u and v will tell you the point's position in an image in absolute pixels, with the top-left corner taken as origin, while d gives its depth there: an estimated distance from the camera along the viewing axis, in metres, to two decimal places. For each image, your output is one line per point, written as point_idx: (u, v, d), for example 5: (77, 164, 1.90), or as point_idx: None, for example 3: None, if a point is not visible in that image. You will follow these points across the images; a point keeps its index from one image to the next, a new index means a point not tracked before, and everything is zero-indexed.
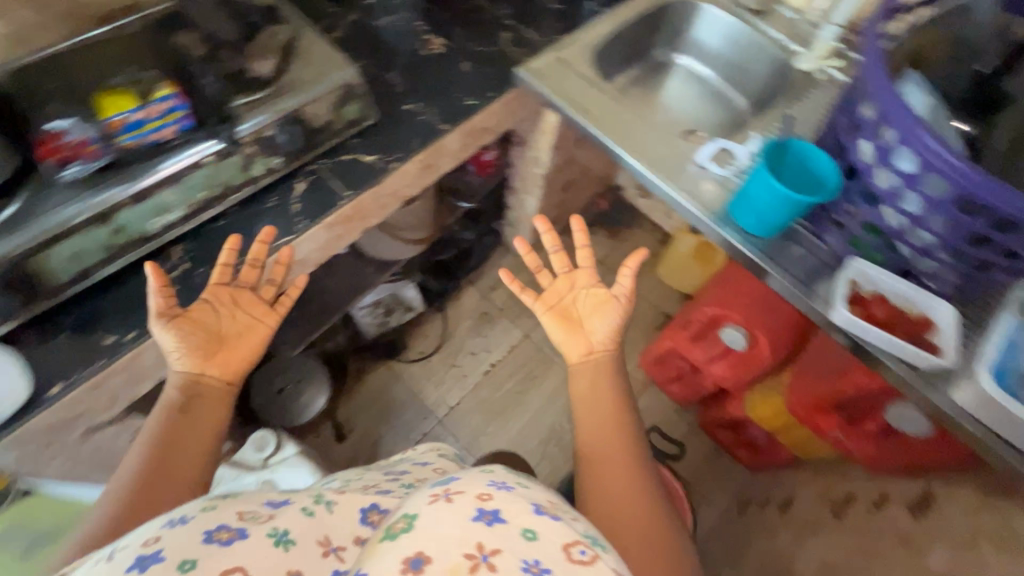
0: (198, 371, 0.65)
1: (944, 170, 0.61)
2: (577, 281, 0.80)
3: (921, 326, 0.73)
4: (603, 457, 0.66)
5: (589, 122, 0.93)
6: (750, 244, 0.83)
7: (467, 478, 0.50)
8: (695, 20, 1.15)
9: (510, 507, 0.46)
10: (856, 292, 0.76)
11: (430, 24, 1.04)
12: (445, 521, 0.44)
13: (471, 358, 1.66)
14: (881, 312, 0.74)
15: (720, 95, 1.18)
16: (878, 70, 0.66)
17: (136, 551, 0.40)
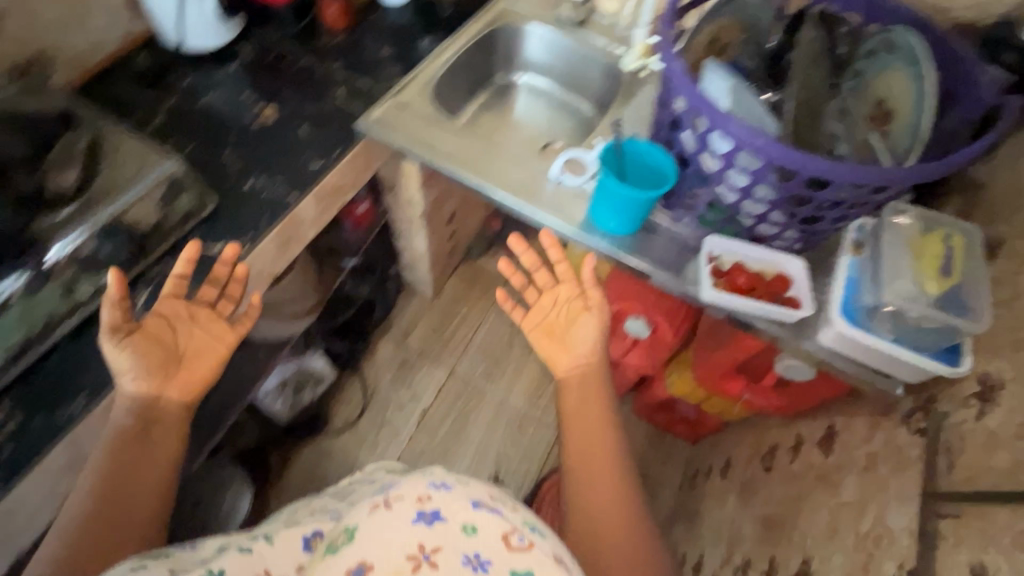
0: (155, 391, 0.69)
1: (752, 147, 0.67)
2: (561, 295, 0.84)
3: (780, 284, 0.80)
4: (594, 469, 0.72)
5: (442, 160, 0.95)
6: (621, 246, 0.87)
7: (412, 481, 0.58)
8: (524, 41, 1.21)
9: (449, 506, 0.55)
10: (719, 266, 0.81)
11: (261, 94, 1.00)
12: (390, 528, 0.53)
13: (400, 411, 1.60)
14: (744, 279, 0.80)
15: (567, 104, 1.24)
16: (679, 68, 0.72)
17: None
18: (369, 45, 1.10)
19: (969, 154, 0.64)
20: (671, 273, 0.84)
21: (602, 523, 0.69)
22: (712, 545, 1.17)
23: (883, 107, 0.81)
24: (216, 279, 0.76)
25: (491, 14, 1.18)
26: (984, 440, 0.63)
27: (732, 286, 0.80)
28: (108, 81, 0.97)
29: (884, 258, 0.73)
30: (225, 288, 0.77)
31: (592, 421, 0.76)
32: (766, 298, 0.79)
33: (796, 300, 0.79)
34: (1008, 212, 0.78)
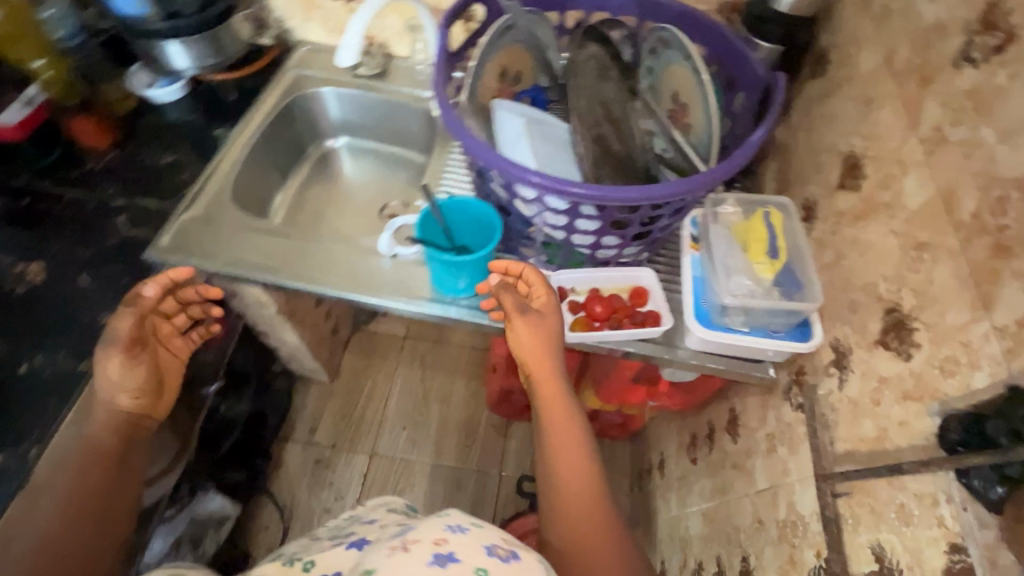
0: (143, 410, 0.76)
1: (553, 191, 0.64)
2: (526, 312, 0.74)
3: (635, 299, 0.79)
4: (563, 472, 0.71)
5: (257, 269, 0.84)
6: (476, 310, 0.82)
7: (428, 524, 0.64)
8: (327, 106, 1.12)
9: (463, 546, 0.59)
10: (571, 303, 0.79)
11: (23, 250, 0.84)
12: (404, 567, 0.55)
13: (328, 515, 1.46)
14: (598, 310, 0.78)
15: (394, 157, 1.17)
16: (460, 125, 0.68)
17: None
18: (146, 155, 0.97)
19: (752, 143, 0.64)
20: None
21: (571, 527, 0.69)
22: (669, 549, 1.15)
23: (679, 100, 0.84)
24: (183, 298, 0.81)
25: (282, 86, 1.08)
26: (850, 409, 0.64)
27: (588, 322, 0.79)
28: None
29: (717, 253, 0.73)
30: (186, 308, 0.83)
31: (558, 422, 0.73)
32: (625, 320, 0.78)
33: (655, 312, 0.78)
34: (814, 171, 0.81)
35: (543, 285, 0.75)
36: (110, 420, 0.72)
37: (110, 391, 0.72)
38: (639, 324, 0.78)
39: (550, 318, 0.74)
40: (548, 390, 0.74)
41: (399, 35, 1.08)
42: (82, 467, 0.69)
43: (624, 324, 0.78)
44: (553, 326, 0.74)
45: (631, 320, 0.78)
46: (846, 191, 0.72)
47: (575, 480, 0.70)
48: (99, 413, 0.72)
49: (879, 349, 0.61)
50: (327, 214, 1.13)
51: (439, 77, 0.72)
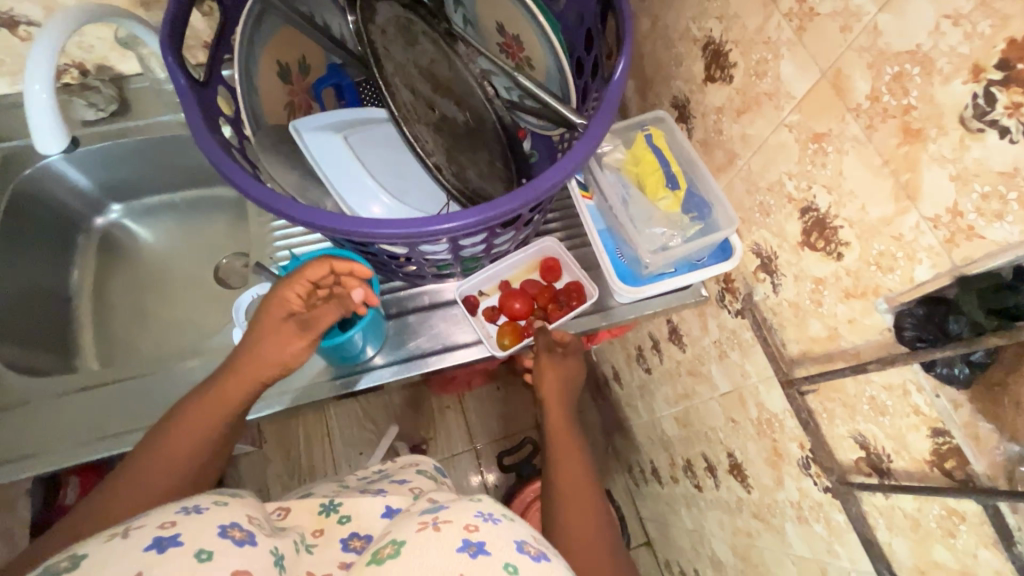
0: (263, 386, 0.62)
1: (418, 239, 0.52)
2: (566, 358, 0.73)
3: (550, 275, 0.77)
4: (565, 489, 0.62)
5: (96, 447, 0.65)
6: (387, 364, 0.70)
7: (458, 505, 0.45)
8: (71, 177, 0.83)
9: (499, 538, 0.41)
10: (490, 310, 0.76)
11: None
12: (433, 551, 0.39)
13: None
14: (516, 308, 0.75)
15: (197, 203, 0.92)
16: (274, 193, 0.50)
17: (154, 532, 0.38)
18: None
19: (618, 82, 0.54)
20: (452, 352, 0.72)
21: (574, 537, 0.57)
22: (653, 449, 1.21)
23: (507, 32, 0.71)
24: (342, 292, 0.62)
25: None
26: (792, 312, 0.63)
27: (514, 324, 0.75)
28: None
29: (614, 201, 0.67)
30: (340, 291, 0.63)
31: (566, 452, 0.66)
32: (550, 307, 0.75)
33: (575, 281, 0.76)
34: (673, 64, 0.72)
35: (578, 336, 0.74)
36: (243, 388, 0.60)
37: (275, 359, 0.60)
38: (565, 306, 0.75)
39: (571, 357, 0.73)
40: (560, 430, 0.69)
41: (114, 47, 0.78)
42: (204, 410, 0.58)
43: (549, 310, 0.76)
44: (573, 368, 0.73)
45: (555, 301, 0.76)
46: (716, 83, 0.65)
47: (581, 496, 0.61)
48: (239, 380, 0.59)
49: (806, 251, 0.58)
50: (146, 305, 0.88)
51: (203, 135, 0.51)
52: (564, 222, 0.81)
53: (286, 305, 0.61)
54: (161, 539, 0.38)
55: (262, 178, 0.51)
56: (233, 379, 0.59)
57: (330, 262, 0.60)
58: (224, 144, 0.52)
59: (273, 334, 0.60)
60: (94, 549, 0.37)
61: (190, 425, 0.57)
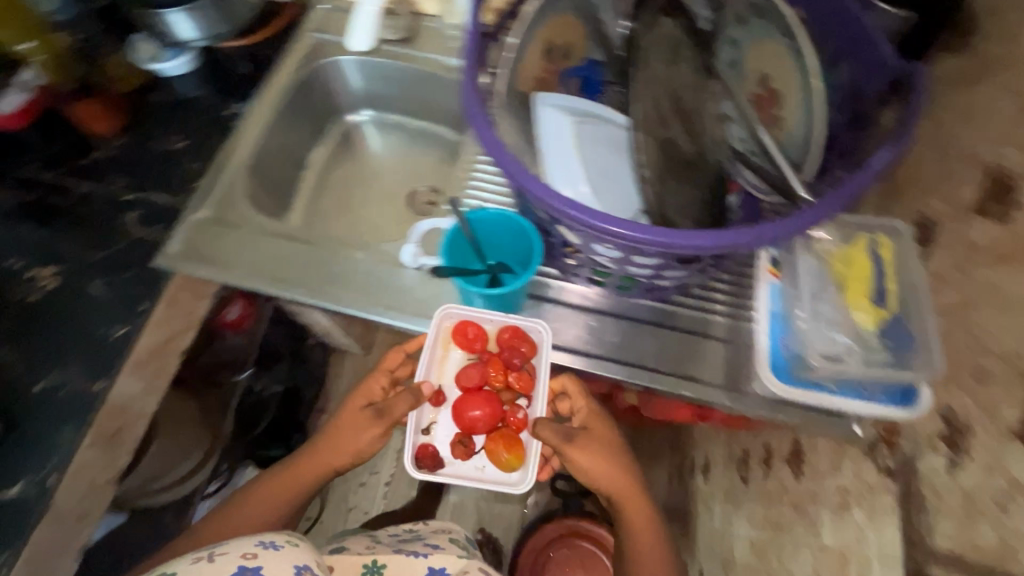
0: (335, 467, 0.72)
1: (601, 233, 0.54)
2: (604, 437, 0.71)
3: (473, 347, 0.73)
4: None
5: (275, 285, 0.78)
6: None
7: None
8: (346, 77, 0.99)
9: None
10: (462, 448, 0.71)
11: (35, 253, 0.80)
12: None
13: (362, 491, 1.46)
14: (484, 419, 0.70)
15: (423, 134, 1.04)
16: (504, 152, 0.55)
17: (237, 560, 0.50)
18: (157, 140, 0.88)
19: (873, 171, 0.50)
20: (574, 354, 0.72)
21: None
22: (709, 563, 1.09)
23: (768, 84, 0.68)
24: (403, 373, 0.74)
25: (298, 54, 0.95)
26: (961, 503, 0.52)
27: (498, 432, 0.71)
28: None
29: (805, 293, 0.64)
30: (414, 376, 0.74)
31: (638, 524, 0.71)
32: (513, 377, 0.71)
33: (510, 328, 0.72)
34: (935, 180, 0.64)
35: (586, 403, 0.72)
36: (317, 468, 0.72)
37: (349, 443, 0.71)
38: (527, 367, 0.71)
39: (597, 432, 0.70)
40: (627, 501, 0.70)
41: None
42: (284, 482, 0.73)
43: (510, 380, 0.71)
44: (604, 435, 0.71)
45: (506, 369, 0.72)
46: (985, 217, 0.56)
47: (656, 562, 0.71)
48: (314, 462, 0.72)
49: (1016, 446, 0.48)
50: (351, 196, 1.03)
51: (468, 81, 0.58)
52: (732, 286, 0.75)
53: (370, 394, 0.73)
54: (244, 568, 0.49)
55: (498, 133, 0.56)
56: (307, 459, 0.72)
57: (404, 345, 0.76)
58: (479, 95, 0.59)
59: (353, 420, 0.71)
60: (181, 569, 0.50)
61: (263, 494, 0.73)
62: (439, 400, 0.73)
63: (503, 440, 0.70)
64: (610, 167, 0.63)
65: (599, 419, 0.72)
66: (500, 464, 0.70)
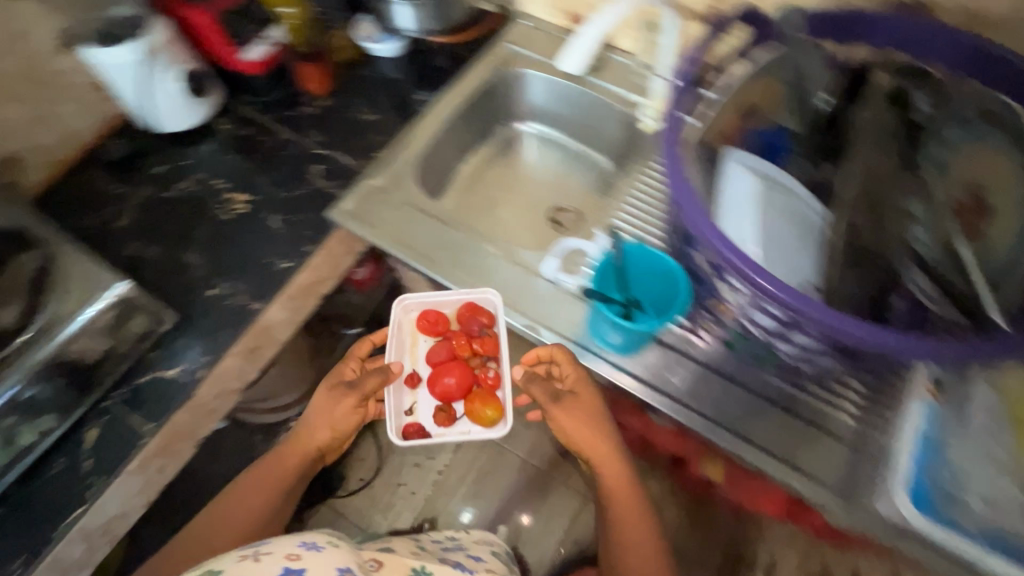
0: (321, 446, 0.80)
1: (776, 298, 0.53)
2: (586, 402, 0.72)
3: (436, 328, 0.84)
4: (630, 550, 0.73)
5: (421, 261, 0.84)
6: (620, 370, 0.74)
7: None
8: (527, 88, 1.04)
9: None
10: (446, 416, 0.82)
11: (235, 179, 0.92)
12: None
13: (415, 471, 1.51)
14: (458, 386, 0.81)
15: (580, 156, 1.07)
16: (694, 200, 0.57)
17: (284, 562, 0.54)
18: (354, 110, 0.99)
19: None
20: (683, 409, 0.71)
21: None
22: None
23: (978, 195, 0.63)
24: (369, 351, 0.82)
25: (492, 58, 1.02)
26: None
27: (473, 393, 0.82)
28: (84, 173, 0.93)
29: (975, 423, 0.62)
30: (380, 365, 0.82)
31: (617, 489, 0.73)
32: (477, 345, 0.81)
33: (466, 304, 0.81)
34: None
35: (578, 371, 0.72)
36: (303, 446, 0.80)
37: (325, 427, 0.79)
38: (485, 335, 0.81)
39: (585, 398, 0.72)
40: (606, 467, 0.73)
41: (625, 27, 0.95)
42: (267, 476, 0.80)
43: (476, 348, 0.82)
44: (593, 402, 0.72)
45: (468, 338, 0.82)
46: None
47: (634, 530, 0.73)
48: (297, 445, 0.80)
49: None
50: (495, 196, 1.07)
51: (671, 129, 0.61)
52: (871, 390, 0.69)
53: (342, 374, 0.81)
54: (290, 570, 0.53)
55: (690, 179, 0.59)
56: (289, 449, 0.80)
57: (370, 336, 0.82)
58: (679, 137, 0.62)
59: (325, 405, 0.79)
60: (227, 568, 0.53)
61: (252, 488, 0.80)
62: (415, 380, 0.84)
63: (477, 400, 0.81)
64: (787, 235, 0.62)
65: (581, 383, 0.72)
66: (480, 420, 0.80)
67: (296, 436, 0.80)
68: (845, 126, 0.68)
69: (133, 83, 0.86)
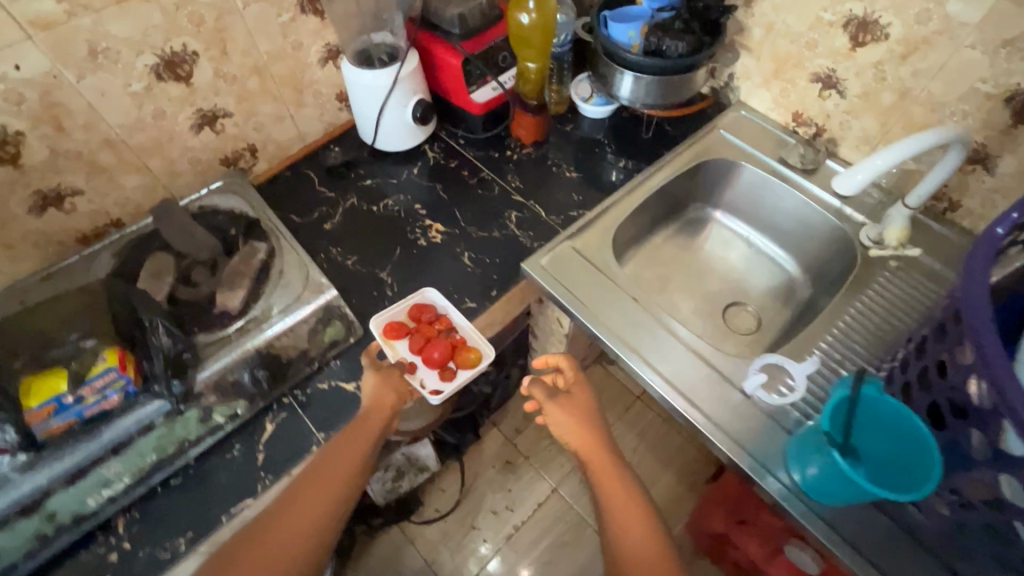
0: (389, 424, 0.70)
1: None
2: (581, 396, 0.77)
3: (405, 328, 0.81)
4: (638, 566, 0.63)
5: (607, 333, 0.80)
6: (797, 498, 0.67)
7: None
8: (735, 178, 1.00)
9: None
10: (451, 374, 0.80)
11: (432, 207, 0.95)
12: None
13: (492, 518, 1.46)
14: (442, 351, 0.80)
15: (769, 258, 1.01)
16: (1002, 356, 0.49)
17: None
18: (554, 164, 1.01)
19: None
20: (869, 567, 0.63)
21: None
22: None
23: None
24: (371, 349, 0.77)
25: (702, 141, 1.00)
26: None
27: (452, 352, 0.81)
28: (298, 171, 0.99)
29: None
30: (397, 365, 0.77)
31: (614, 493, 0.69)
32: (440, 325, 0.81)
33: (413, 303, 0.83)
34: None
35: (575, 372, 0.79)
36: (377, 425, 0.69)
37: (385, 405, 0.70)
38: (440, 315, 0.83)
39: (579, 395, 0.78)
40: (597, 466, 0.72)
41: (860, 140, 0.90)
42: (325, 476, 0.64)
43: (436, 325, 0.81)
44: (585, 401, 0.77)
45: (428, 322, 0.81)
46: None
47: (639, 534, 0.66)
48: (367, 430, 0.68)
49: None
50: (672, 275, 1.01)
51: (980, 281, 0.53)
52: None
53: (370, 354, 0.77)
54: None
55: (997, 327, 0.50)
56: (346, 438, 0.67)
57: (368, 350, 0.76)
58: (990, 278, 0.54)
59: (378, 394, 0.71)
60: None
61: (304, 498, 0.62)
62: (412, 367, 0.80)
63: (469, 353, 0.81)
64: None
65: (569, 375, 0.79)
66: (470, 363, 0.80)
67: (358, 421, 0.69)
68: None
69: (377, 103, 0.92)
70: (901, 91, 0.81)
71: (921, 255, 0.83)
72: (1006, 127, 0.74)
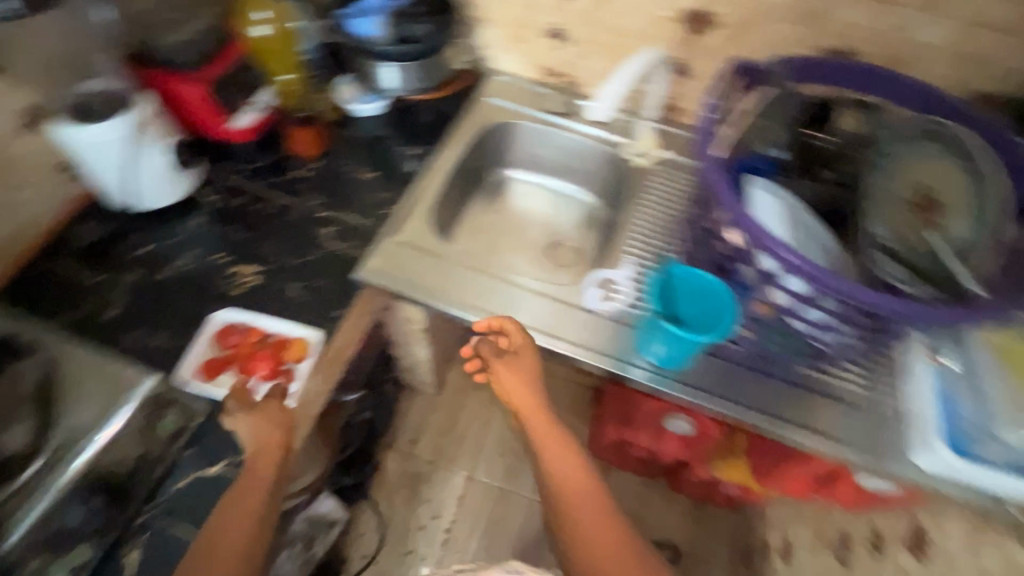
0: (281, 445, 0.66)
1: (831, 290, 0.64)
2: (525, 355, 0.75)
3: (220, 359, 0.75)
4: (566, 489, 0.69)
5: (460, 305, 0.84)
6: (659, 375, 0.80)
7: None
8: (515, 136, 1.10)
9: None
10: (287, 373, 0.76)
11: (234, 251, 0.87)
12: None
13: (422, 534, 1.42)
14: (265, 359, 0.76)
15: (568, 196, 1.14)
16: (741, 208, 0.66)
17: None
18: (348, 168, 0.98)
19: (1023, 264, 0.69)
20: (716, 399, 0.78)
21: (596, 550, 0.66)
22: None
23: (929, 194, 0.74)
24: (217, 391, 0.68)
25: (476, 111, 1.08)
26: None
27: (277, 353, 0.77)
28: (44, 267, 0.81)
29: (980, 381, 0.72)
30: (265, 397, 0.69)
31: (553, 444, 0.71)
32: (254, 337, 0.77)
33: (216, 332, 0.78)
34: None
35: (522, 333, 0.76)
36: (270, 459, 0.65)
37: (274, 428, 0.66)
38: (249, 329, 0.79)
39: (528, 357, 0.75)
40: (537, 422, 0.72)
41: (598, 77, 1.05)
42: (241, 512, 0.61)
43: (248, 341, 0.77)
44: (533, 362, 0.75)
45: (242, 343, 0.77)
46: None
47: (565, 461, 0.70)
48: (258, 466, 0.64)
49: None
50: (497, 237, 1.08)
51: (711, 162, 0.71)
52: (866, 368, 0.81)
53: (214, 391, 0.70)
54: None
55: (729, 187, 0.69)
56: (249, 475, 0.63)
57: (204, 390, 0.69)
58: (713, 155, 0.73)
59: (252, 426, 0.65)
60: None
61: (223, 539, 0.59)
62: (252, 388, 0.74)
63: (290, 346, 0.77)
64: (814, 247, 0.76)
65: (513, 330, 0.76)
66: (297, 351, 0.77)
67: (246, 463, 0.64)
68: (848, 164, 0.85)
69: (117, 160, 0.79)
70: (611, 30, 0.98)
71: (673, 155, 1.02)
72: (688, 40, 0.94)
